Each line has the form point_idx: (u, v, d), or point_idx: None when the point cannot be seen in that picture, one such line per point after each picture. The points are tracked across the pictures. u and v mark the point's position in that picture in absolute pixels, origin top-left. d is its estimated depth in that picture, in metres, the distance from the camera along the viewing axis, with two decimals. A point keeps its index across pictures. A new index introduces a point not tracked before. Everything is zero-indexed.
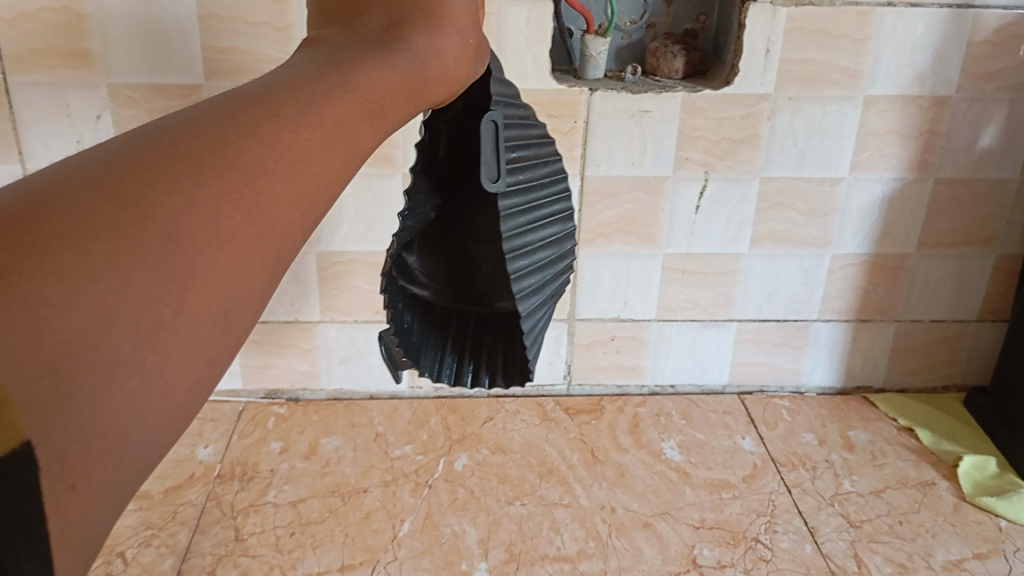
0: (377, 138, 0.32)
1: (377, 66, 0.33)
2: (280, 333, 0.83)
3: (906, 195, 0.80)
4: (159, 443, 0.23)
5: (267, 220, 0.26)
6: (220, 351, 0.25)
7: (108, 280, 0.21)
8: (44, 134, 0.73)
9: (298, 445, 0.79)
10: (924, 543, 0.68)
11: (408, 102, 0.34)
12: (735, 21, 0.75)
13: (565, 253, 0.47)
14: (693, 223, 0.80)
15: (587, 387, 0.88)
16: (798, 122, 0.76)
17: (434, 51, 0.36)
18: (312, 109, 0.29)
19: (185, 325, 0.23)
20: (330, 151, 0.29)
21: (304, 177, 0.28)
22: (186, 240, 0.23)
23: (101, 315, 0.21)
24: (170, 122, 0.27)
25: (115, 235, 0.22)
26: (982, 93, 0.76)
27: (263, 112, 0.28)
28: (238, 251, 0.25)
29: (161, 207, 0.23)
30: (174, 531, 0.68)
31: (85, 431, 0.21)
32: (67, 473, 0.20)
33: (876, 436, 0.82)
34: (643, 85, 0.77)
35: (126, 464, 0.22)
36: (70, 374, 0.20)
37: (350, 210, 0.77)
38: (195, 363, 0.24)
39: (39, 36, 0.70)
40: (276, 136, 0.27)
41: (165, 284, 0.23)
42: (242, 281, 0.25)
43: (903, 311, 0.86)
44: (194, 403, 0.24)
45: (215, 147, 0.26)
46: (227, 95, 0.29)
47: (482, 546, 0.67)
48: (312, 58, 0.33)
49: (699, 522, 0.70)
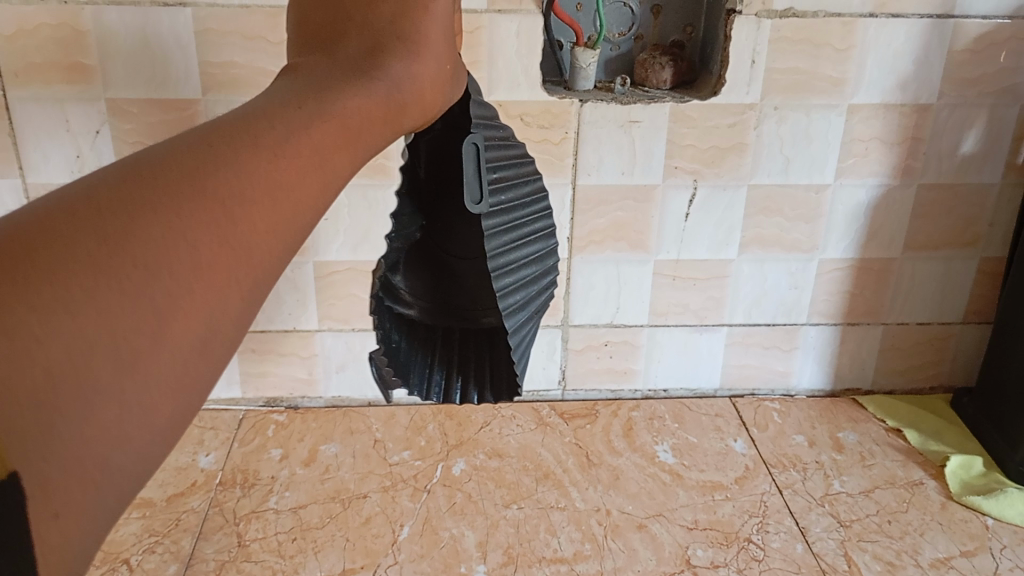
0: (354, 163, 0.33)
1: (355, 94, 0.34)
2: (279, 341, 0.84)
3: (891, 200, 0.82)
4: (139, 464, 0.24)
5: (247, 246, 0.27)
6: (200, 375, 0.26)
7: (87, 313, 0.22)
8: (44, 148, 0.75)
9: (298, 452, 0.80)
10: (912, 541, 0.70)
11: (382, 128, 0.35)
12: (721, 32, 0.77)
13: (547, 269, 0.49)
14: (684, 228, 0.82)
15: (581, 391, 0.90)
16: (786, 129, 0.78)
17: (410, 77, 0.38)
18: (292, 138, 0.30)
19: (164, 352, 0.24)
20: (309, 178, 0.30)
21: (281, 206, 0.29)
22: (165, 272, 0.24)
23: (79, 347, 0.22)
24: (153, 152, 0.28)
25: (97, 270, 0.23)
26: (964, 100, 0.78)
27: (241, 142, 0.29)
28: (218, 278, 0.26)
29: (141, 239, 0.24)
30: (177, 538, 0.69)
31: (67, 456, 0.22)
32: (46, 497, 0.22)
33: (865, 437, 0.84)
34: (633, 95, 0.78)
35: (106, 487, 0.23)
36: (48, 406, 0.22)
37: (346, 220, 0.79)
38: (174, 388, 0.25)
39: (39, 52, 0.71)
40: (253, 166, 0.28)
41: (146, 316, 0.24)
42: (222, 308, 0.26)
43: (890, 314, 0.88)
44: (174, 426, 0.25)
45: (197, 178, 0.27)
46: (207, 124, 0.30)
47: (480, 549, 0.68)
48: (295, 84, 0.34)
49: (692, 523, 0.71)
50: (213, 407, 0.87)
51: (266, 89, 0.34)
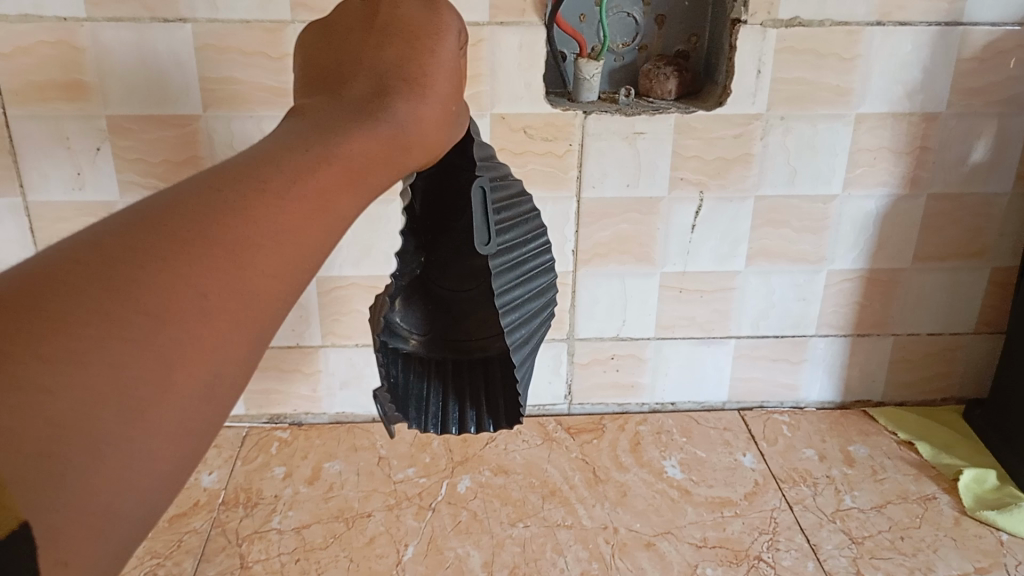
0: (362, 202, 0.34)
1: (362, 134, 0.35)
2: (282, 357, 0.83)
3: (898, 210, 0.81)
4: (146, 511, 0.26)
5: (252, 293, 0.29)
6: (206, 417, 0.27)
7: (93, 364, 0.24)
8: (44, 166, 0.74)
9: (301, 470, 0.79)
10: (925, 558, 0.68)
11: (388, 167, 0.36)
12: (725, 42, 0.76)
13: (547, 303, 0.50)
14: (690, 241, 0.81)
15: (587, 405, 0.89)
16: (792, 141, 0.77)
17: (416, 117, 0.37)
18: (299, 182, 0.31)
19: (169, 400, 0.26)
20: (315, 221, 0.31)
21: (286, 250, 0.30)
22: (169, 322, 0.26)
23: (88, 400, 0.24)
24: (164, 197, 0.29)
25: (105, 322, 0.25)
26: (973, 110, 0.77)
27: (249, 188, 0.30)
28: (221, 326, 0.27)
29: (145, 291, 0.26)
30: (179, 560, 0.68)
31: (76, 504, 0.23)
32: (56, 545, 0.23)
33: (876, 450, 0.83)
34: (636, 107, 0.77)
35: (117, 531, 0.25)
36: (59, 455, 0.23)
37: (348, 236, 0.78)
38: (180, 431, 0.26)
39: (38, 70, 0.71)
40: (257, 210, 0.29)
41: (151, 365, 0.25)
42: (226, 354, 0.28)
43: (899, 325, 0.86)
44: (175, 471, 0.27)
45: (202, 225, 0.28)
46: (217, 165, 0.31)
47: (486, 569, 0.67)
48: (303, 123, 0.36)
49: (701, 541, 0.70)
50: None
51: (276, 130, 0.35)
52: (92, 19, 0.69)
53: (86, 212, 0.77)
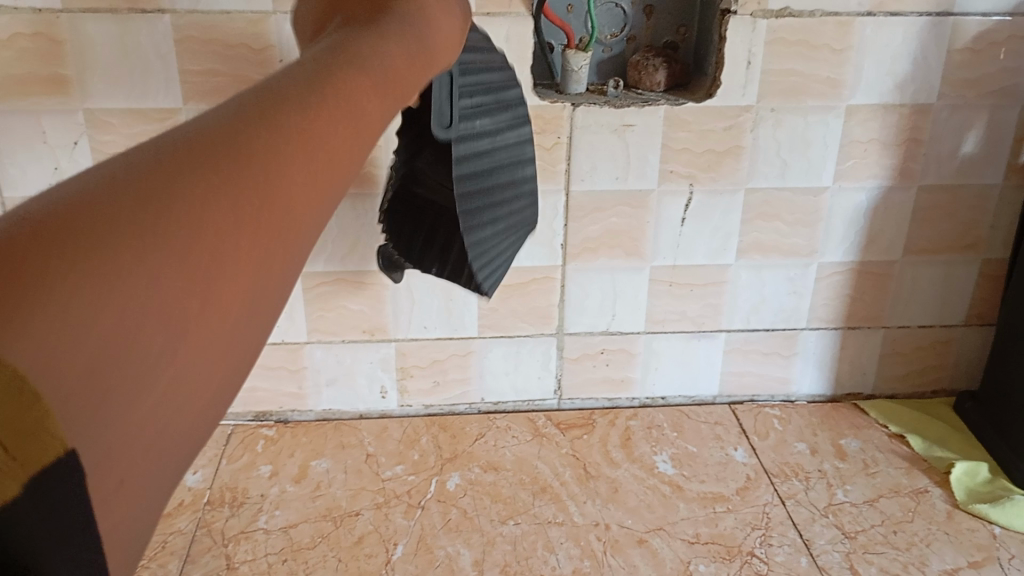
0: (381, 123, 0.33)
1: (381, 53, 0.35)
2: (268, 355, 0.82)
3: (890, 203, 0.80)
4: (171, 468, 0.21)
5: (293, 209, 0.26)
6: (240, 357, 0.24)
7: (148, 270, 0.19)
8: (22, 161, 0.73)
9: (288, 468, 0.78)
10: (918, 552, 0.68)
11: (403, 89, 0.36)
12: (715, 32, 0.75)
13: (513, 184, 0.64)
14: (680, 235, 0.80)
15: (578, 401, 0.88)
16: (782, 133, 0.76)
17: (425, 24, 0.40)
18: (329, 97, 0.29)
19: (215, 330, 0.22)
20: (349, 138, 0.30)
21: (325, 164, 0.28)
22: (216, 232, 0.22)
23: (141, 318, 0.19)
24: (179, 110, 0.25)
25: (148, 224, 0.20)
26: (964, 101, 0.76)
27: (279, 101, 0.27)
28: (265, 243, 0.24)
29: (189, 196, 0.22)
30: (164, 562, 0.67)
31: (128, 438, 0.19)
32: (104, 501, 0.18)
33: (868, 444, 0.82)
34: (625, 99, 0.76)
35: (147, 493, 0.20)
36: (107, 381, 0.18)
37: (334, 231, 0.77)
38: (217, 373, 0.22)
39: (14, 63, 0.69)
40: (294, 120, 0.27)
41: (202, 284, 0.21)
42: (265, 282, 0.24)
43: (891, 318, 0.86)
44: (209, 415, 0.23)
45: (240, 133, 0.25)
46: (236, 82, 0.28)
47: (477, 568, 0.66)
48: (314, 48, 0.34)
49: (694, 537, 0.70)
50: None
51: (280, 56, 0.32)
52: (69, 10, 0.67)
53: None
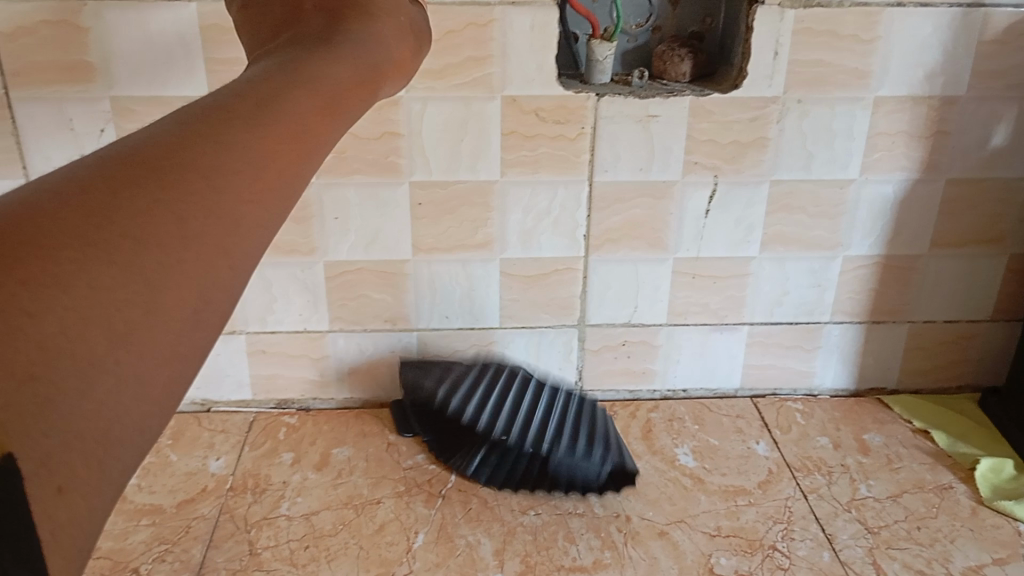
0: (335, 128, 0.39)
1: (327, 69, 0.40)
2: (290, 343, 0.83)
3: (915, 196, 0.79)
4: (146, 432, 0.28)
5: (233, 215, 0.32)
6: (195, 344, 0.30)
7: (96, 277, 0.27)
8: (48, 148, 0.73)
9: (309, 456, 0.78)
10: (942, 548, 0.68)
11: (356, 97, 0.41)
12: (741, 23, 0.74)
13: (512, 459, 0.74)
14: (704, 226, 0.80)
15: (598, 392, 0.88)
16: (807, 124, 0.76)
17: (375, 39, 0.46)
18: (267, 114, 0.35)
19: (155, 325, 0.28)
20: (289, 147, 0.35)
21: (264, 173, 0.33)
22: (150, 244, 0.28)
23: (76, 322, 0.26)
24: (135, 141, 0.32)
25: (81, 245, 0.27)
26: (992, 93, 0.75)
27: (218, 125, 0.34)
28: (204, 249, 0.30)
29: (123, 217, 0.28)
30: (188, 547, 0.67)
31: (77, 416, 0.25)
32: (54, 475, 0.25)
33: (891, 439, 0.82)
34: (650, 89, 0.76)
35: (114, 457, 0.27)
36: (50, 376, 0.25)
37: (356, 220, 0.77)
38: (170, 356, 0.29)
39: (40, 51, 0.69)
40: (229, 139, 0.33)
41: (132, 289, 0.28)
42: (211, 277, 0.30)
43: (915, 313, 0.85)
44: (172, 392, 0.29)
45: (175, 158, 0.31)
46: (184, 111, 0.35)
47: (497, 558, 0.66)
48: (270, 67, 0.40)
49: (715, 530, 0.69)
50: (223, 409, 0.85)
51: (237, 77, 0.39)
52: None
53: None
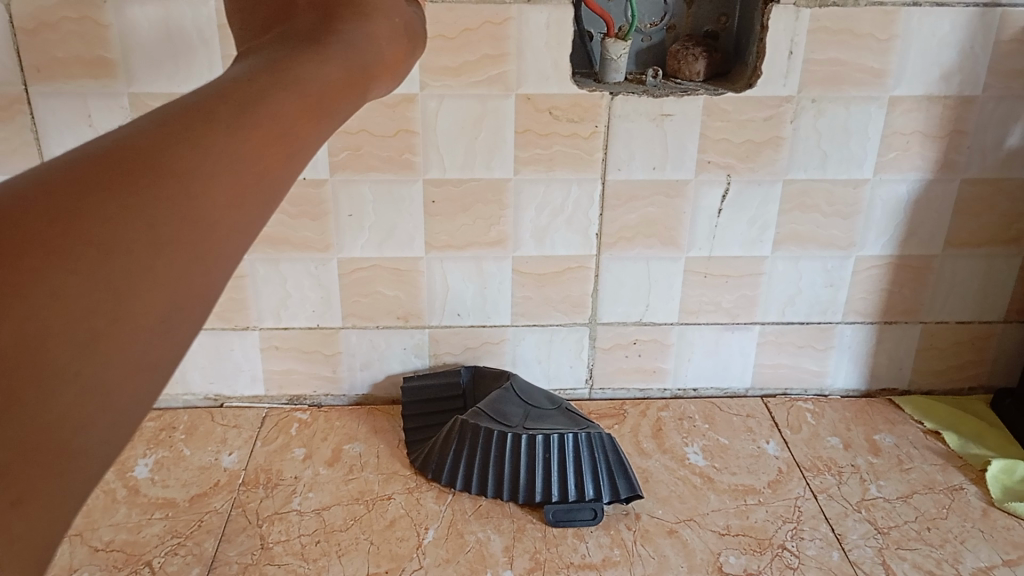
0: (320, 130, 0.38)
1: (315, 67, 0.40)
2: (303, 338, 0.83)
3: (930, 196, 0.79)
4: (112, 440, 0.28)
5: (208, 218, 0.31)
6: (167, 351, 0.29)
7: (59, 282, 0.26)
8: (66, 143, 0.74)
9: (321, 451, 0.79)
10: (953, 549, 0.67)
11: (344, 97, 0.41)
12: (756, 22, 0.74)
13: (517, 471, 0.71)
14: (716, 225, 0.80)
15: (609, 390, 0.88)
16: (822, 123, 0.75)
17: (367, 37, 0.46)
18: (249, 115, 0.35)
19: (124, 332, 0.28)
20: (270, 149, 0.35)
21: (242, 174, 0.33)
22: (120, 250, 0.28)
23: (35, 331, 0.26)
24: (111, 139, 0.32)
25: (46, 251, 0.27)
26: (1010, 93, 0.75)
27: (198, 124, 0.33)
28: (178, 254, 0.30)
29: (92, 219, 0.28)
30: (201, 540, 0.68)
31: (38, 425, 0.26)
32: (13, 487, 0.25)
33: (903, 439, 0.82)
34: (664, 88, 0.76)
35: (76, 465, 0.27)
36: (9, 389, 0.25)
37: (370, 217, 0.78)
38: (141, 362, 0.29)
39: (60, 46, 0.70)
40: (207, 140, 0.33)
41: (99, 296, 0.27)
42: (186, 281, 0.30)
43: (928, 313, 0.85)
44: (143, 399, 0.29)
45: (151, 157, 0.31)
46: (167, 107, 0.35)
47: (507, 554, 0.67)
48: (256, 64, 0.40)
49: (724, 529, 0.69)
50: (237, 404, 0.86)
51: (223, 75, 0.38)
52: None
53: None
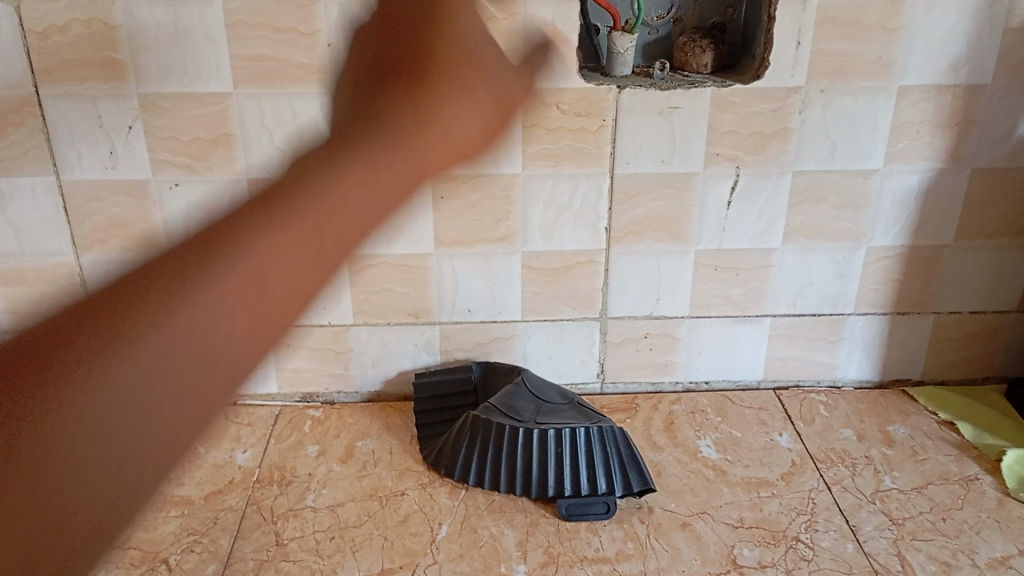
0: (368, 225, 0.39)
1: (379, 154, 0.40)
2: (315, 336, 0.83)
3: (941, 186, 0.79)
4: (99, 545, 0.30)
5: (215, 329, 0.33)
6: (159, 461, 0.31)
7: (57, 402, 0.28)
8: (77, 145, 0.74)
9: (334, 448, 0.79)
10: (968, 539, 0.67)
11: (404, 188, 0.41)
12: (763, 13, 0.74)
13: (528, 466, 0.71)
14: (726, 218, 0.80)
15: (621, 384, 0.88)
16: (831, 115, 0.75)
17: (458, 113, 0.44)
18: (293, 212, 0.35)
19: (114, 446, 0.30)
20: (305, 249, 0.35)
21: (268, 280, 0.34)
22: (115, 370, 0.30)
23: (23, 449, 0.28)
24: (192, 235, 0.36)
25: (64, 365, 0.29)
26: (1020, 82, 0.75)
27: (228, 229, 0.34)
28: (176, 373, 0.31)
29: (99, 334, 0.30)
30: (216, 537, 0.68)
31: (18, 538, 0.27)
32: None
33: (916, 431, 0.81)
34: (671, 81, 0.76)
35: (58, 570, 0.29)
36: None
37: None
38: (132, 477, 0.30)
39: (70, 49, 0.70)
40: (231, 245, 0.34)
41: (93, 415, 0.29)
42: (182, 398, 0.32)
43: (941, 303, 0.85)
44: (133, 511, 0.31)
45: (168, 269, 0.33)
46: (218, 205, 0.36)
47: (521, 549, 0.67)
48: (322, 150, 0.40)
49: (738, 521, 0.69)
50: (250, 402, 0.86)
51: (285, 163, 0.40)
52: None
53: (119, 191, 0.76)
